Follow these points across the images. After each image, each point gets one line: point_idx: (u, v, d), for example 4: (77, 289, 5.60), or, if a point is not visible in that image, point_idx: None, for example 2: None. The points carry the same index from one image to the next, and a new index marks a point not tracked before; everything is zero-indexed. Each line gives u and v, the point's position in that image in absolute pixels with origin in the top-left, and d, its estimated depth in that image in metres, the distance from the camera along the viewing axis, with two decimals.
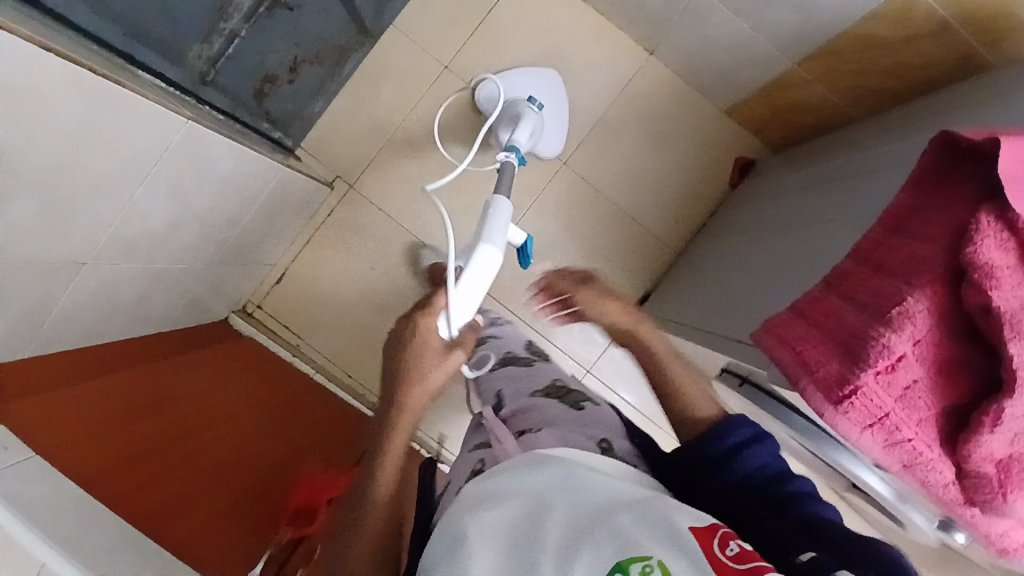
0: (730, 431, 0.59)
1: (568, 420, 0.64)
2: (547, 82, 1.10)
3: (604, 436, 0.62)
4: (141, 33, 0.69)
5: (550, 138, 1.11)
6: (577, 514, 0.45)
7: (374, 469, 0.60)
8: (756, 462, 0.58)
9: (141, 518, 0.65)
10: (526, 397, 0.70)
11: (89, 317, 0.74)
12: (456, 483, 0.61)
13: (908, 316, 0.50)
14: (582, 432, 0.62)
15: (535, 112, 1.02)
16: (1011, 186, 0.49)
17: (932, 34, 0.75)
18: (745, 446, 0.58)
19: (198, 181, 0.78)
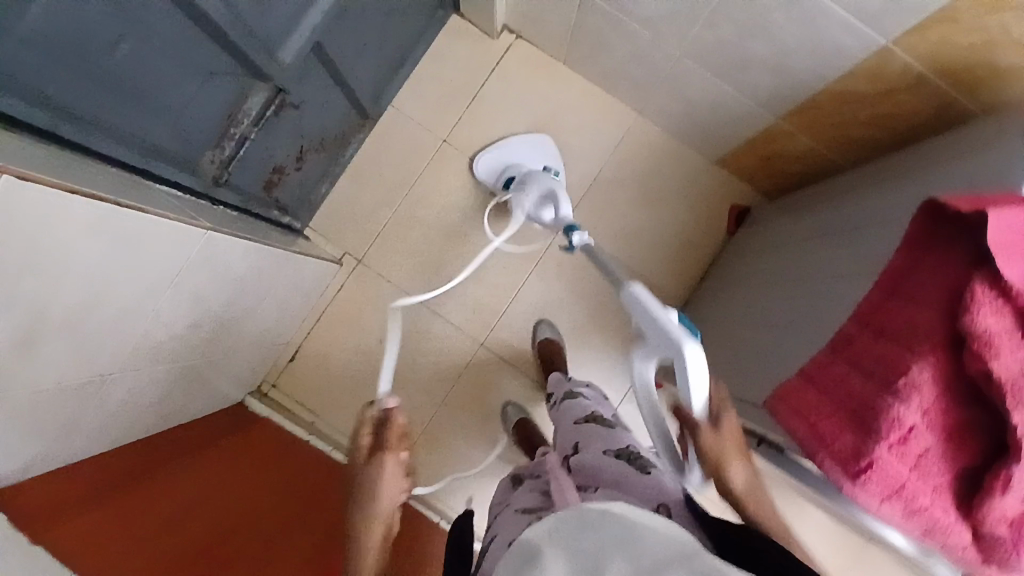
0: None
1: (627, 479, 0.69)
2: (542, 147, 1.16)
3: (660, 501, 0.67)
4: (154, 148, 0.74)
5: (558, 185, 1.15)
6: (635, 566, 0.46)
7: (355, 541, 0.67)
8: None
9: None
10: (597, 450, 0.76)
11: (114, 424, 0.76)
12: (503, 530, 0.67)
13: (915, 387, 0.52)
14: (640, 495, 0.67)
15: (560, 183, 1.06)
16: (1001, 256, 0.50)
17: (911, 89, 0.77)
18: None
19: (215, 283, 0.81)
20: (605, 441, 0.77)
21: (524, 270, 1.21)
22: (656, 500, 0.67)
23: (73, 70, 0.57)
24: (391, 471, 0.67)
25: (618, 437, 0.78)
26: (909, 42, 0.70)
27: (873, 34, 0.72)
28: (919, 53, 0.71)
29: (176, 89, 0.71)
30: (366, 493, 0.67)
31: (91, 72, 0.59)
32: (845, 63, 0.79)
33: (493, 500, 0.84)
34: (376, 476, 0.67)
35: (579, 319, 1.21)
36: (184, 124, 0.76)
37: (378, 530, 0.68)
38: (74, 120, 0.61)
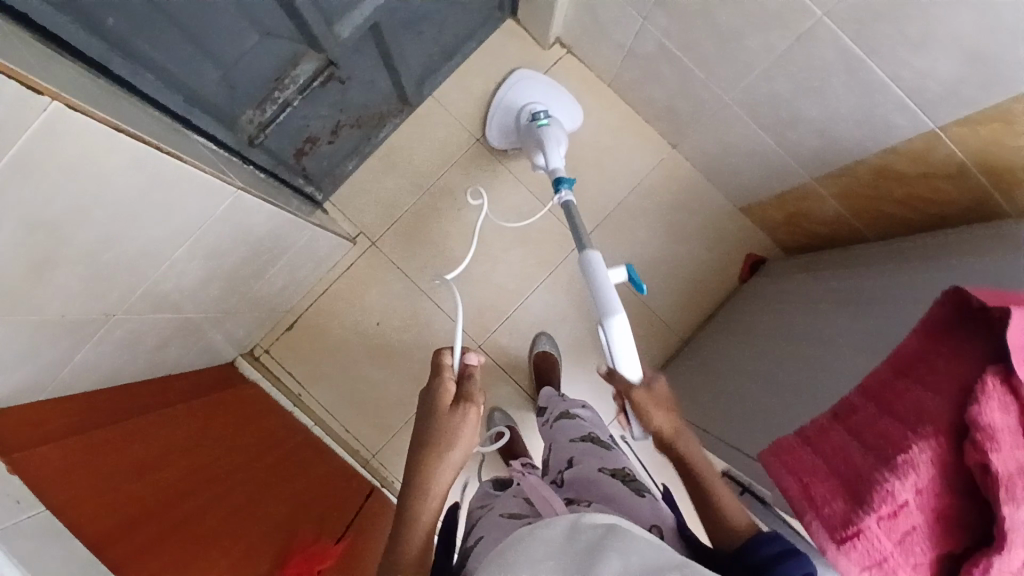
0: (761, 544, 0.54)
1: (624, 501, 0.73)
2: (540, 83, 1.14)
3: (655, 522, 0.69)
4: (197, 99, 0.74)
5: (565, 114, 1.14)
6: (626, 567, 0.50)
7: (410, 511, 0.66)
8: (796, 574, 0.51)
9: (152, 555, 0.62)
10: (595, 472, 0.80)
11: (108, 362, 0.75)
12: (494, 537, 0.71)
13: (912, 466, 0.53)
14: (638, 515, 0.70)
15: (549, 125, 1.04)
16: (1017, 356, 0.51)
17: (947, 175, 0.78)
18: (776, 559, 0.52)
19: (232, 243, 0.80)
20: (601, 460, 0.83)
21: (534, 280, 1.21)
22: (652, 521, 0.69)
23: (133, 4, 0.57)
24: (471, 423, 0.69)
25: (614, 457, 0.84)
26: (956, 132, 0.72)
27: (924, 116, 0.73)
28: (965, 144, 0.72)
29: (231, 43, 0.71)
30: (445, 440, 0.69)
31: (149, 13, 0.59)
32: (889, 138, 0.80)
33: (480, 504, 0.87)
34: (458, 428, 0.69)
35: (579, 338, 1.21)
36: (232, 78, 0.76)
37: (441, 485, 0.67)
38: (128, 56, 0.61)
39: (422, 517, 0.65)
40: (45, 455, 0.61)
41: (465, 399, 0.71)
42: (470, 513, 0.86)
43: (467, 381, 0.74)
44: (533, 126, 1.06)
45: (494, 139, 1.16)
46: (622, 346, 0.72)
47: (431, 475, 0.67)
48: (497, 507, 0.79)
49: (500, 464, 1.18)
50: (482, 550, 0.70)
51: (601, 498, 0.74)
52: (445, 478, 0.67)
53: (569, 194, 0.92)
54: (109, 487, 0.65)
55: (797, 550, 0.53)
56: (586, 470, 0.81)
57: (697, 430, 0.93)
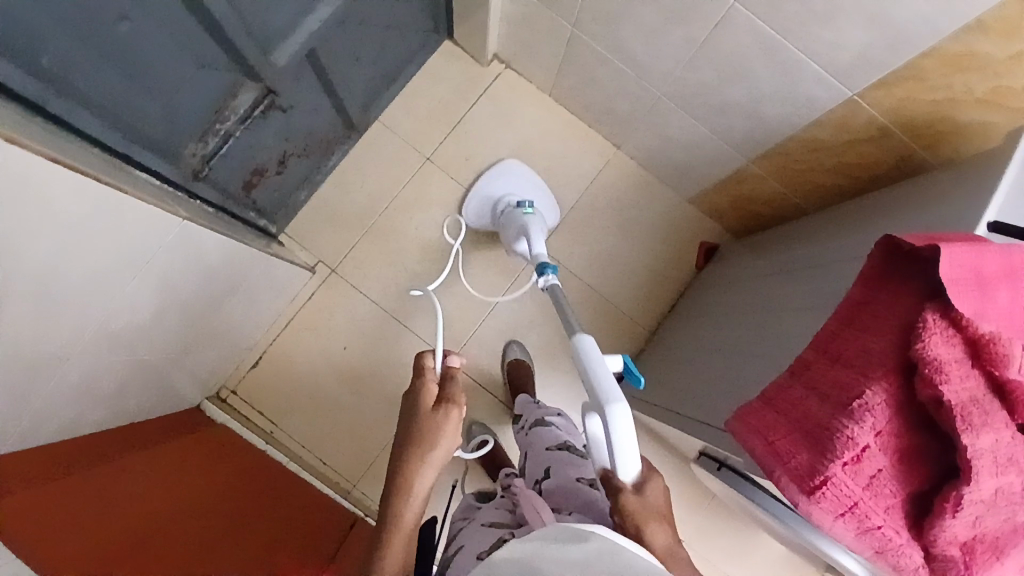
0: None
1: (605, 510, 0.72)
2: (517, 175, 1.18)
3: None
4: (139, 134, 0.73)
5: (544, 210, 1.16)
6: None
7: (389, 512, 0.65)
8: None
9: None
10: (572, 480, 0.79)
11: (64, 408, 0.72)
12: (474, 550, 0.70)
13: (868, 409, 0.54)
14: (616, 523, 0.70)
15: (532, 215, 1.05)
16: (953, 289, 0.53)
17: (873, 140, 0.82)
18: None
19: (185, 275, 0.79)
20: (578, 469, 0.82)
21: (498, 290, 1.22)
22: None
23: (68, 43, 0.57)
24: (453, 423, 0.70)
25: (591, 466, 0.83)
26: (874, 96, 0.76)
27: (841, 86, 0.78)
28: (884, 107, 0.76)
29: (169, 76, 0.71)
30: (426, 438, 0.68)
31: (86, 53, 0.59)
32: (814, 113, 0.84)
33: (462, 515, 0.86)
34: (439, 428, 0.69)
35: (548, 343, 1.22)
36: (171, 112, 0.75)
37: (423, 485, 0.67)
38: (64, 94, 0.61)
39: (405, 517, 0.64)
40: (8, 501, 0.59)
41: (447, 399, 0.72)
42: (452, 524, 0.85)
43: (450, 383, 0.75)
44: (517, 212, 1.07)
45: (471, 215, 1.18)
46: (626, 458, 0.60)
47: (414, 475, 0.66)
48: (478, 517, 0.77)
49: (484, 478, 1.17)
50: (463, 561, 0.69)
51: (580, 508, 0.74)
52: (428, 478, 0.67)
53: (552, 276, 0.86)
54: (77, 530, 0.63)
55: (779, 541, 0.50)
56: (563, 479, 0.80)
57: (670, 414, 0.94)
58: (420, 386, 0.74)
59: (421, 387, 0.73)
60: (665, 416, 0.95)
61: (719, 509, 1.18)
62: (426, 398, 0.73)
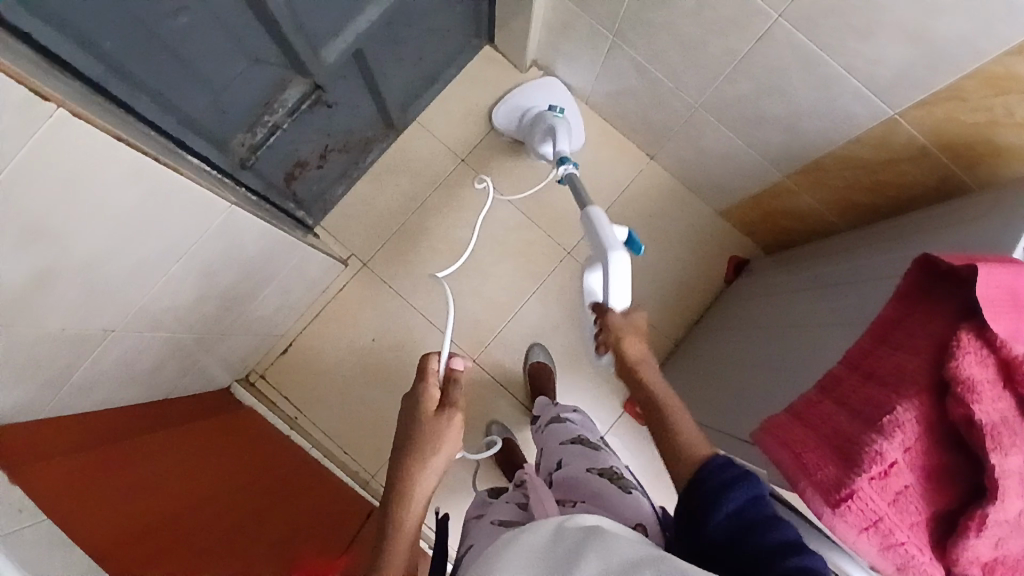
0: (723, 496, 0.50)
1: (612, 502, 0.73)
2: (548, 89, 1.20)
3: (640, 522, 0.70)
4: (190, 122, 0.76)
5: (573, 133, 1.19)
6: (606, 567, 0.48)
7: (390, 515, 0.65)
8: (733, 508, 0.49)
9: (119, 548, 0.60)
10: (583, 472, 0.81)
11: (103, 381, 0.75)
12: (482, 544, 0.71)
13: (898, 425, 0.54)
14: (622, 515, 0.71)
15: (561, 120, 1.10)
16: (989, 309, 0.53)
17: (912, 160, 0.82)
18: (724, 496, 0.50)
19: (226, 261, 0.82)
20: (590, 460, 0.83)
21: (524, 292, 1.23)
22: (636, 520, 0.70)
23: (128, 30, 0.60)
24: (455, 427, 0.70)
25: (602, 457, 0.84)
26: (915, 116, 0.76)
27: (882, 103, 0.77)
28: (924, 127, 0.76)
29: (222, 66, 0.74)
30: (426, 443, 0.69)
31: (146, 39, 0.62)
32: (853, 130, 0.84)
33: (475, 513, 0.86)
34: (439, 432, 0.69)
35: (572, 347, 1.22)
36: (222, 101, 0.78)
37: (425, 489, 0.67)
38: (123, 78, 0.64)
39: (406, 523, 0.65)
40: (48, 466, 0.62)
41: (447, 404, 0.72)
42: (466, 524, 0.84)
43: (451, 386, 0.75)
44: (547, 118, 1.11)
45: (502, 119, 1.21)
46: (615, 293, 0.73)
47: (416, 479, 0.66)
48: (489, 513, 0.79)
49: (501, 477, 1.18)
50: (472, 556, 0.69)
51: (590, 497, 0.76)
52: (429, 482, 0.67)
53: (572, 169, 0.96)
54: (109, 500, 0.65)
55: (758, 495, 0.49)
56: (573, 472, 0.82)
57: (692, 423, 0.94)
58: (423, 390, 0.74)
59: (421, 393, 0.73)
60: None
61: None
62: (428, 404, 0.73)
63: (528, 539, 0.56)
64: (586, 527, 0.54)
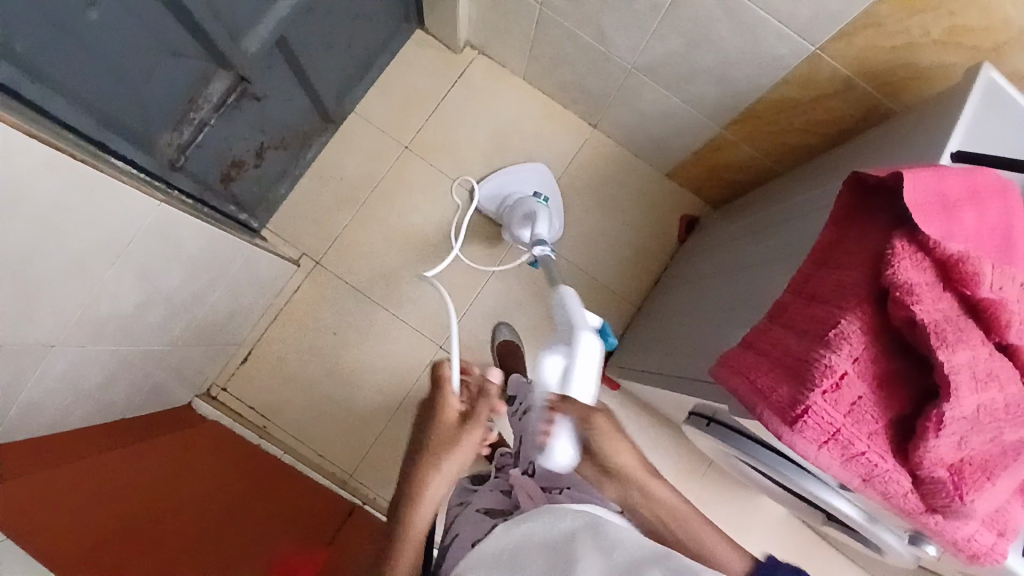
0: None
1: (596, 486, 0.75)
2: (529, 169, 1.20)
3: None
4: (111, 121, 0.73)
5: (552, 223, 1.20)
6: (609, 561, 0.49)
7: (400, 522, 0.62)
8: None
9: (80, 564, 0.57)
10: None
11: (50, 401, 0.72)
12: (469, 534, 0.70)
13: (844, 337, 0.56)
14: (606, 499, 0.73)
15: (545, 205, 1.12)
16: (918, 214, 0.55)
17: (839, 94, 0.84)
18: None
19: (166, 264, 0.79)
20: None
21: (483, 273, 1.22)
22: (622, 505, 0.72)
23: (42, 31, 0.57)
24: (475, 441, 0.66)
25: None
26: (836, 49, 0.78)
27: (803, 41, 0.79)
28: (845, 59, 0.78)
29: (140, 62, 0.72)
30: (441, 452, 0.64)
31: (56, 37, 0.59)
32: (780, 71, 0.86)
33: (457, 500, 0.83)
34: (458, 441, 0.65)
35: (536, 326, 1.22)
36: (145, 99, 0.76)
37: (437, 491, 0.63)
38: (36, 79, 0.60)
39: (415, 526, 0.61)
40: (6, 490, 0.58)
41: (472, 418, 0.67)
42: (446, 511, 0.81)
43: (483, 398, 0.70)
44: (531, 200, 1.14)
45: (485, 197, 1.19)
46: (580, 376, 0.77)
47: (427, 484, 0.63)
48: (474, 501, 0.78)
49: (482, 461, 1.17)
50: (460, 545, 0.69)
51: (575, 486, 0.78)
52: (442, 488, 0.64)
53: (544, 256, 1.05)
54: (71, 518, 0.62)
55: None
56: None
57: (659, 377, 0.95)
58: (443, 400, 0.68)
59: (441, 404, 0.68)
60: (655, 380, 0.96)
61: (716, 476, 1.19)
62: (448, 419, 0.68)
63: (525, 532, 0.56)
64: (583, 518, 0.55)
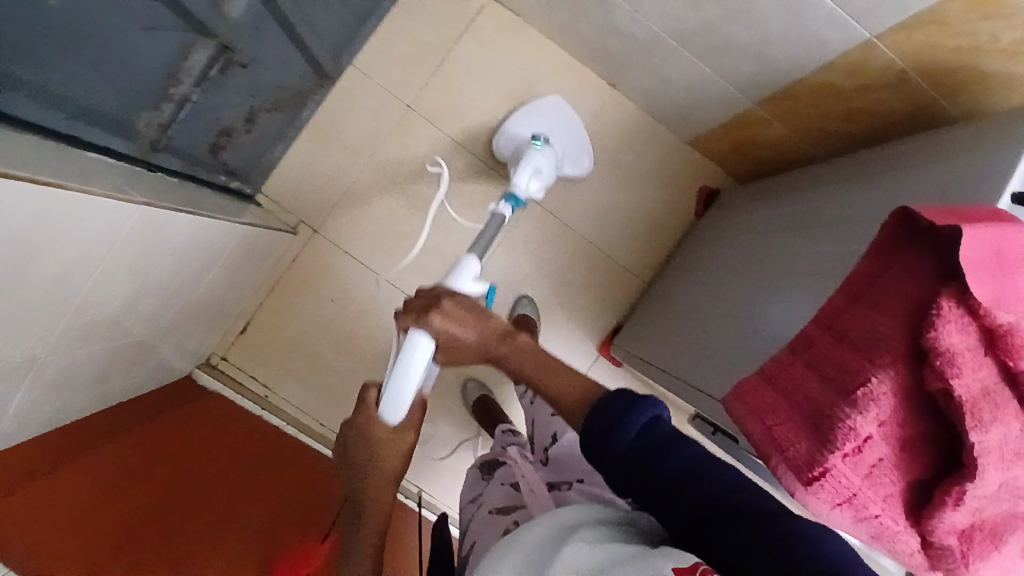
0: (619, 421, 0.52)
1: None
2: (543, 106, 1.10)
3: None
4: (82, 112, 0.66)
5: (577, 157, 1.10)
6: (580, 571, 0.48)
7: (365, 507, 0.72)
8: (637, 429, 0.52)
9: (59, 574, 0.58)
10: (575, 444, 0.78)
11: (49, 404, 0.70)
12: (485, 543, 0.68)
13: (872, 399, 0.53)
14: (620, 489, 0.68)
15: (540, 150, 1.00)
16: (971, 273, 0.50)
17: (890, 86, 0.76)
18: (623, 424, 0.52)
19: (153, 262, 0.75)
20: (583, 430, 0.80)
21: None
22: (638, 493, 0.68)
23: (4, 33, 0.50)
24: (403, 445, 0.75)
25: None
26: (894, 40, 0.69)
27: (859, 27, 0.70)
28: (904, 52, 0.69)
29: (112, 48, 0.63)
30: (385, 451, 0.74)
31: (21, 36, 0.52)
32: (826, 55, 0.76)
33: (471, 497, 0.81)
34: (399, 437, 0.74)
35: (544, 297, 1.16)
36: (121, 81, 0.68)
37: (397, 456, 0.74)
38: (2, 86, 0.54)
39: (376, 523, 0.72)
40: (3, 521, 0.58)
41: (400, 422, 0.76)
42: (461, 513, 0.79)
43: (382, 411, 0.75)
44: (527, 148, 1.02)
45: (500, 146, 1.09)
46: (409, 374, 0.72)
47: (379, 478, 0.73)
48: (485, 501, 0.75)
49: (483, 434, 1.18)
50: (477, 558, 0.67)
51: (587, 477, 0.73)
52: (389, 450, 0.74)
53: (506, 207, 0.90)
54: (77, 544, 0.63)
55: (647, 404, 0.53)
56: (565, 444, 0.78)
57: (669, 375, 0.94)
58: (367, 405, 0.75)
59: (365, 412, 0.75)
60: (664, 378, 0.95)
61: None
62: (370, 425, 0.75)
63: (522, 540, 0.57)
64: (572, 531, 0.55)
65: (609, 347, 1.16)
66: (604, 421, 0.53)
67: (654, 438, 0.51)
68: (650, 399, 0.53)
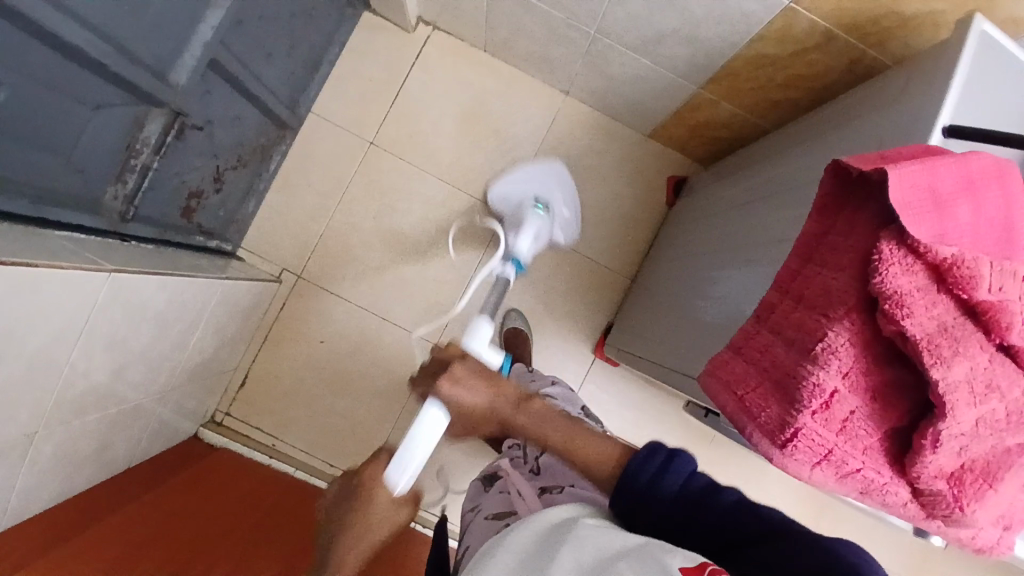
0: (651, 479, 0.53)
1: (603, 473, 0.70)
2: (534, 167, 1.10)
3: None
4: (48, 195, 0.69)
5: (568, 225, 1.12)
6: (581, 562, 0.47)
7: None
8: (677, 481, 0.53)
9: None
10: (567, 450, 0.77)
11: (52, 478, 0.72)
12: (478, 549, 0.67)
13: (832, 352, 0.52)
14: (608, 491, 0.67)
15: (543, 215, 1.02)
16: (905, 214, 0.50)
17: (818, 47, 0.77)
18: (659, 478, 0.53)
19: (134, 326, 0.77)
20: None
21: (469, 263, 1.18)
22: None
23: None
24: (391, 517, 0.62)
25: None
26: (810, 1, 0.70)
27: None
28: (822, 10, 0.70)
29: (64, 128, 0.65)
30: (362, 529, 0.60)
31: None
32: (752, 27, 0.78)
33: (472, 505, 0.81)
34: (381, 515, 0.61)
35: (531, 308, 1.17)
36: (78, 159, 0.71)
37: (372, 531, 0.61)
38: None
39: None
40: None
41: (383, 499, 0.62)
42: (462, 519, 0.80)
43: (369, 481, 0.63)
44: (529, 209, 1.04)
45: (494, 200, 1.09)
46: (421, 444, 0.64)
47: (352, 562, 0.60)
48: (484, 509, 0.74)
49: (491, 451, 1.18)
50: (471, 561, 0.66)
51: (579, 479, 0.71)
52: (384, 523, 0.61)
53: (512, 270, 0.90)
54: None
55: (677, 456, 0.54)
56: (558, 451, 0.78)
57: (658, 365, 0.93)
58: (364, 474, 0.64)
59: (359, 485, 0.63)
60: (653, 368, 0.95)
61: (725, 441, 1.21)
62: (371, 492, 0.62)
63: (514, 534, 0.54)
64: (560, 525, 0.53)
65: (602, 347, 1.16)
66: (648, 478, 0.53)
67: (699, 483, 0.53)
68: (686, 454, 0.54)
